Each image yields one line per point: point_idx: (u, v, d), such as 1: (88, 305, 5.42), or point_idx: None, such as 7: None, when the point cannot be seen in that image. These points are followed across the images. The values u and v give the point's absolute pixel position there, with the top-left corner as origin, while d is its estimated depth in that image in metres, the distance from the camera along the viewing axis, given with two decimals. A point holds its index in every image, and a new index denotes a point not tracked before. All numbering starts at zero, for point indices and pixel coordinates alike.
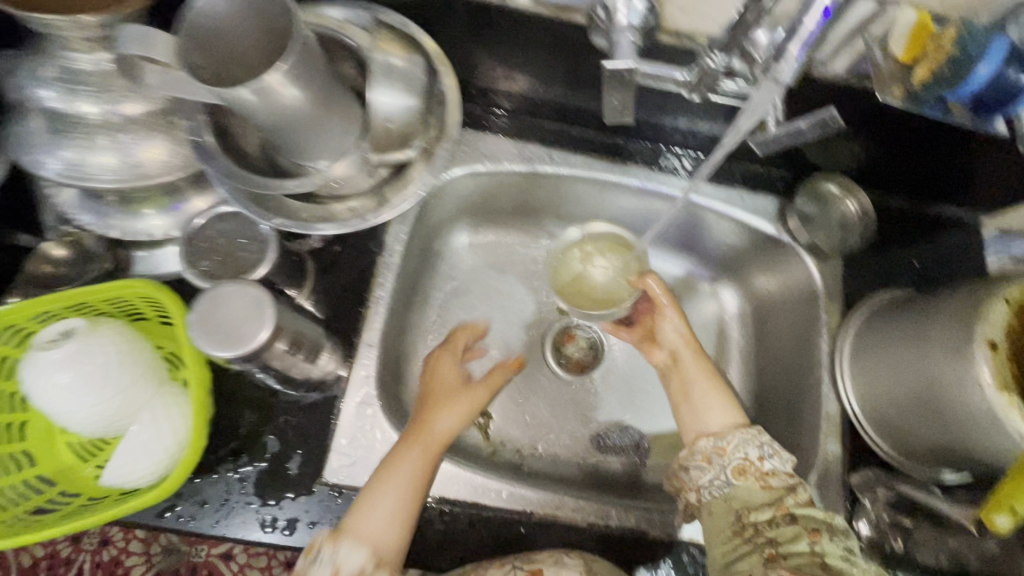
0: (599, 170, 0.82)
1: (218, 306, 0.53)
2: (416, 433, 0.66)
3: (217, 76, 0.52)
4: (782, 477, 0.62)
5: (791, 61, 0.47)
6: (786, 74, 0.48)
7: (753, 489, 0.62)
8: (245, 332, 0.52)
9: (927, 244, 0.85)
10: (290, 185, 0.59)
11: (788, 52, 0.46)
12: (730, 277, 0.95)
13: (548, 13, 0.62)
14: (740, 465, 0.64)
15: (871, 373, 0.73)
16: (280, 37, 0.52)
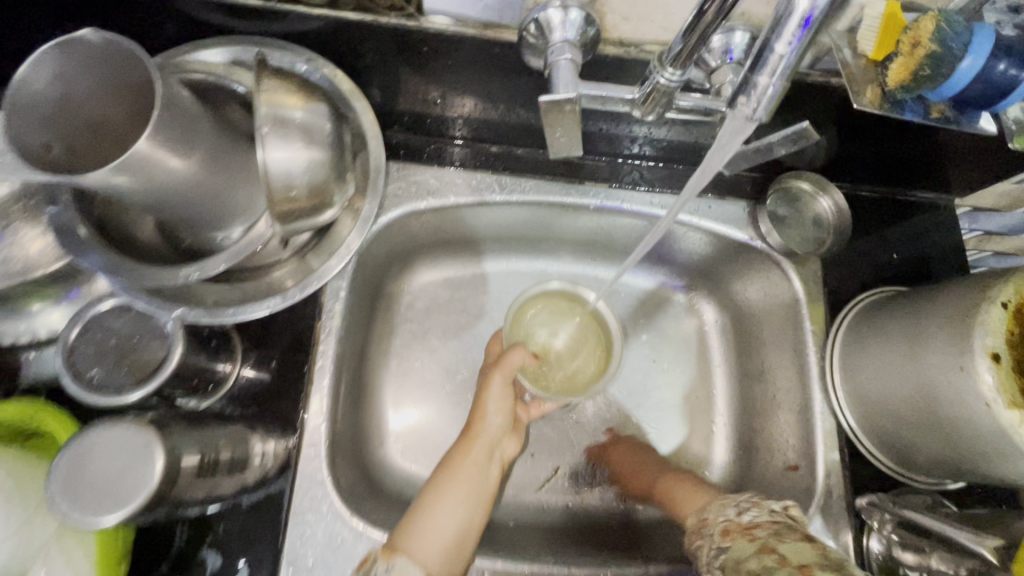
0: (553, 193, 0.75)
1: (88, 458, 0.45)
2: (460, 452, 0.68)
3: (75, 149, 0.47)
4: (766, 525, 0.54)
5: (763, 90, 0.40)
6: (761, 107, 0.42)
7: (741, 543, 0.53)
8: (126, 490, 0.44)
9: (906, 232, 0.81)
10: (185, 274, 0.50)
11: (756, 84, 0.40)
12: (704, 286, 0.89)
13: (474, 32, 0.54)
14: (725, 526, 0.57)
15: (862, 386, 0.68)
16: (140, 93, 0.47)
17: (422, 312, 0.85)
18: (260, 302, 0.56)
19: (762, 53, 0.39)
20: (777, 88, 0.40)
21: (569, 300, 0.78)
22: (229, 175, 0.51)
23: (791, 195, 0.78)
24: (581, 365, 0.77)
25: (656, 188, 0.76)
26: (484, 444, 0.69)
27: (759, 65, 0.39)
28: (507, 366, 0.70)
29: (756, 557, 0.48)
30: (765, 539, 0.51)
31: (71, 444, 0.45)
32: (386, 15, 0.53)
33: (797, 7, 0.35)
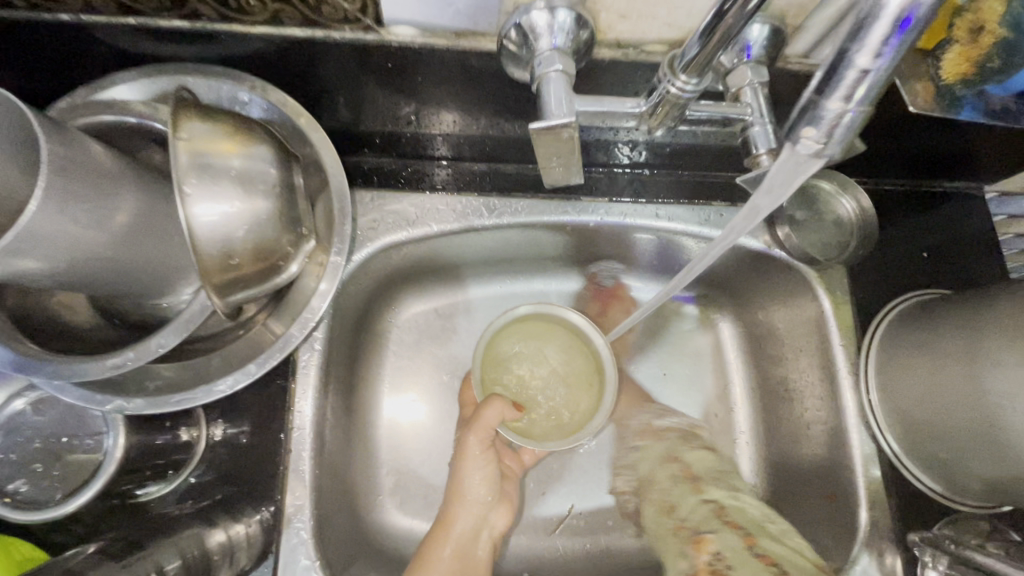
0: (547, 213, 0.67)
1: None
2: (442, 525, 0.66)
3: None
4: (676, 430, 0.76)
5: (829, 123, 0.33)
6: (835, 139, 0.34)
7: (652, 445, 0.76)
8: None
9: (937, 226, 0.73)
10: (114, 362, 0.43)
11: (825, 111, 0.33)
12: (718, 297, 0.82)
13: (444, 43, 0.46)
14: (643, 429, 0.77)
15: (903, 407, 0.62)
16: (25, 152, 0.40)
17: (411, 349, 0.77)
18: (202, 388, 0.48)
19: (835, 70, 0.31)
20: (855, 113, 0.32)
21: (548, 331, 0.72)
22: (154, 240, 0.44)
23: (810, 197, 0.72)
24: (572, 406, 0.71)
25: (660, 198, 0.68)
26: (467, 514, 0.67)
27: (829, 86, 0.31)
28: (482, 425, 0.65)
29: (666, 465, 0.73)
30: (673, 445, 0.74)
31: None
32: (338, 29, 0.45)
33: (890, 4, 0.27)
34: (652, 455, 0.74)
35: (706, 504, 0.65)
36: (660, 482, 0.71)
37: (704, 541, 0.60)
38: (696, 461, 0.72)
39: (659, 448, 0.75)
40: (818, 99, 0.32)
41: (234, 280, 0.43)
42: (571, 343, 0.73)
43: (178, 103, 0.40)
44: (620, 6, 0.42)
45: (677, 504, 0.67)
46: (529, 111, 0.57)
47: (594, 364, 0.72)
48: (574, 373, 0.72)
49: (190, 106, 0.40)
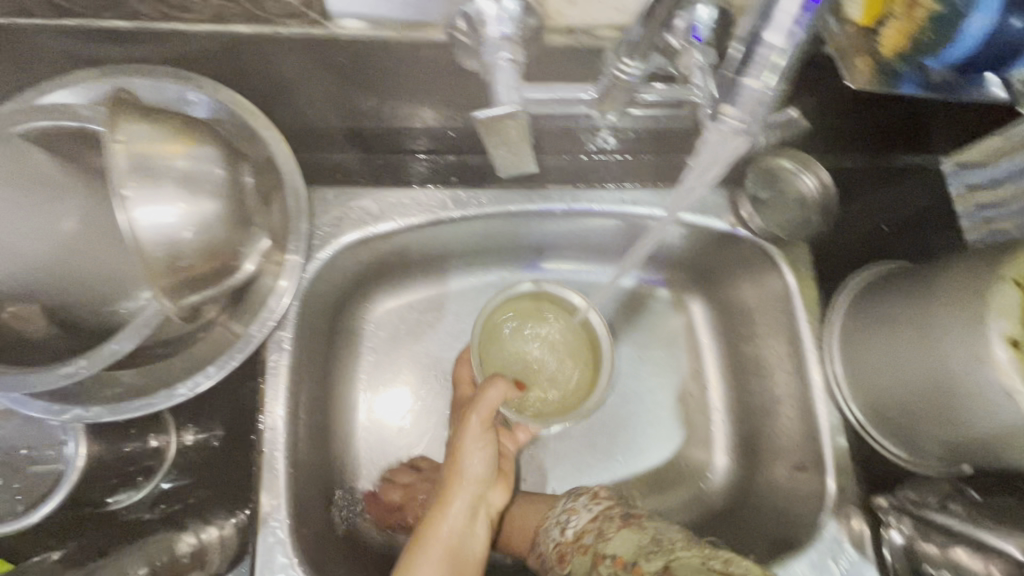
0: (514, 202, 0.68)
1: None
2: (440, 505, 0.64)
3: None
4: (592, 528, 0.65)
5: (749, 98, 0.36)
6: (749, 117, 0.36)
7: (579, 565, 0.62)
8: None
9: (896, 201, 0.75)
10: (67, 371, 0.41)
11: (743, 87, 0.35)
12: (689, 279, 0.83)
13: (394, 34, 0.46)
14: (559, 551, 0.65)
15: (867, 376, 0.64)
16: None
17: (386, 345, 0.77)
18: (165, 393, 0.47)
19: (753, 48, 0.34)
20: (771, 89, 0.35)
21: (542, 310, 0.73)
22: None
23: (770, 174, 0.72)
24: (568, 381, 0.72)
25: (624, 184, 0.69)
26: (466, 493, 0.65)
27: (748, 64, 0.34)
28: (484, 405, 0.64)
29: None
30: (592, 546, 0.62)
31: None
32: (286, 25, 0.44)
33: None
34: (582, 572, 0.62)
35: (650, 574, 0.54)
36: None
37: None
38: (615, 544, 0.61)
39: (586, 562, 0.62)
40: (737, 76, 0.35)
41: (189, 282, 0.43)
42: (562, 321, 0.73)
43: (110, 105, 0.39)
44: None
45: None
46: (487, 101, 0.56)
47: (588, 341, 0.73)
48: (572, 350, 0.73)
49: (126, 108, 0.40)
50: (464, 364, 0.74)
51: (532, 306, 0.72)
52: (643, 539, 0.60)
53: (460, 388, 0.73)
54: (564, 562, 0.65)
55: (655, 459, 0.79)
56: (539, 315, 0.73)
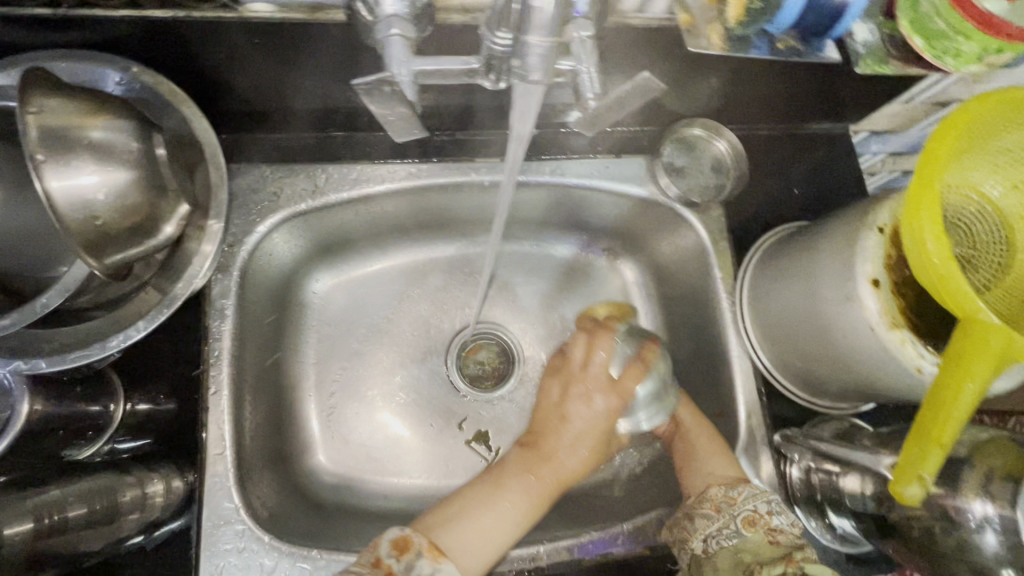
0: (444, 175, 0.72)
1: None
2: (544, 457, 0.65)
3: None
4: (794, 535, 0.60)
5: (535, 54, 0.41)
6: (538, 69, 0.42)
7: (761, 544, 0.59)
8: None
9: (806, 167, 0.80)
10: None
11: (530, 45, 0.41)
12: (623, 247, 0.88)
13: (302, 16, 0.50)
14: (751, 515, 0.61)
15: (771, 324, 0.69)
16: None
17: (333, 316, 0.81)
18: (97, 344, 0.49)
19: (529, 11, 0.39)
20: (547, 46, 0.41)
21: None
22: None
23: (688, 144, 0.78)
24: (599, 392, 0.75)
25: (545, 155, 0.76)
26: (568, 468, 0.66)
27: (527, 24, 0.40)
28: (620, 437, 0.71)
29: (782, 565, 0.56)
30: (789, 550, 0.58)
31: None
32: (198, 9, 0.48)
33: None
34: (757, 551, 0.59)
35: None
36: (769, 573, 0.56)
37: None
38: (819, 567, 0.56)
39: (770, 553, 0.58)
40: (523, 36, 0.41)
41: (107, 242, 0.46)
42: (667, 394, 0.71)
43: (20, 81, 0.42)
44: None
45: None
46: None
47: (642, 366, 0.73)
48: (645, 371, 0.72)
49: (33, 82, 0.43)
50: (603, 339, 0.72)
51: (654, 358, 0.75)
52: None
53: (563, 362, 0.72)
54: (753, 527, 0.60)
55: None
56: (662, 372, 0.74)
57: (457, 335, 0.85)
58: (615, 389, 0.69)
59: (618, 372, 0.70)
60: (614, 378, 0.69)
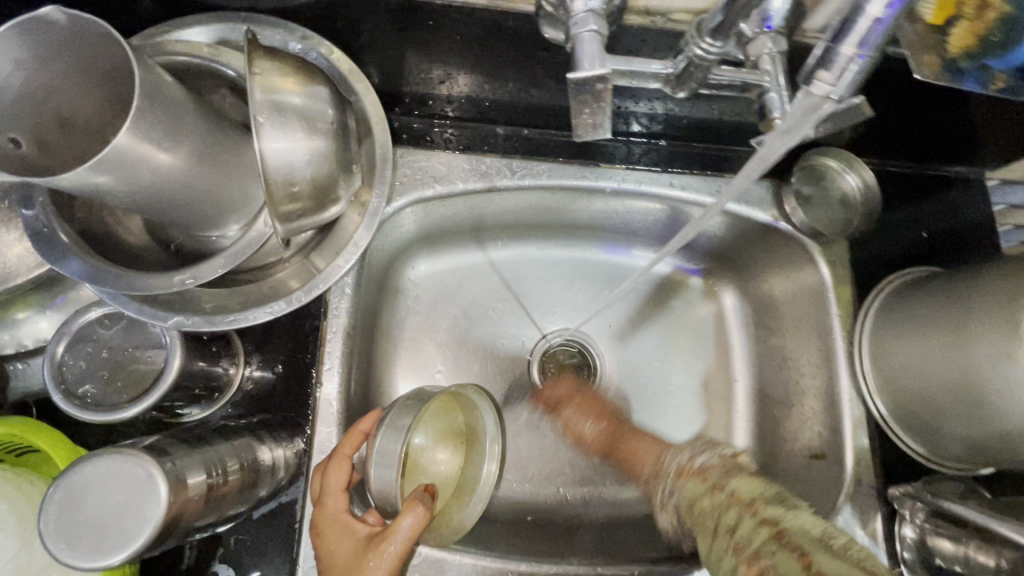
0: (569, 177, 0.70)
1: (87, 492, 0.39)
2: None
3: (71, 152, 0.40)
4: (716, 466, 0.67)
5: (846, 64, 0.37)
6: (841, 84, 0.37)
7: (692, 486, 0.67)
8: (128, 526, 0.39)
9: (940, 209, 0.76)
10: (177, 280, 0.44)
11: (839, 55, 0.36)
12: (723, 268, 0.86)
13: (485, 3, 0.50)
14: (679, 469, 0.70)
15: (891, 369, 0.66)
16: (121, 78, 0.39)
17: (427, 307, 0.81)
18: (254, 310, 0.49)
19: (850, 20, 0.35)
20: (864, 60, 0.36)
21: (450, 429, 0.67)
22: (222, 168, 0.45)
23: (817, 172, 0.75)
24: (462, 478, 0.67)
25: (674, 168, 0.72)
26: None
27: (843, 34, 0.36)
28: (394, 535, 0.50)
29: (707, 495, 0.63)
30: (714, 478, 0.65)
31: (64, 476, 0.40)
32: None
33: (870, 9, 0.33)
34: (697, 491, 0.65)
35: (760, 528, 0.54)
36: (706, 510, 0.62)
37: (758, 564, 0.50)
38: (739, 488, 0.62)
39: (702, 486, 0.65)
40: (833, 45, 0.36)
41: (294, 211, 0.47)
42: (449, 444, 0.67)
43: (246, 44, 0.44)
44: None
45: (731, 527, 0.57)
46: (562, 71, 0.60)
47: (465, 432, 0.68)
48: (452, 438, 0.67)
49: (256, 45, 0.44)
50: (362, 419, 0.56)
51: (450, 405, 0.67)
52: (767, 491, 0.61)
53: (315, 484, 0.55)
54: (683, 475, 0.69)
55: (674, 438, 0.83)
56: (456, 426, 0.68)
57: (544, 341, 0.84)
58: (322, 492, 0.54)
59: (323, 478, 0.54)
60: (320, 489, 0.54)
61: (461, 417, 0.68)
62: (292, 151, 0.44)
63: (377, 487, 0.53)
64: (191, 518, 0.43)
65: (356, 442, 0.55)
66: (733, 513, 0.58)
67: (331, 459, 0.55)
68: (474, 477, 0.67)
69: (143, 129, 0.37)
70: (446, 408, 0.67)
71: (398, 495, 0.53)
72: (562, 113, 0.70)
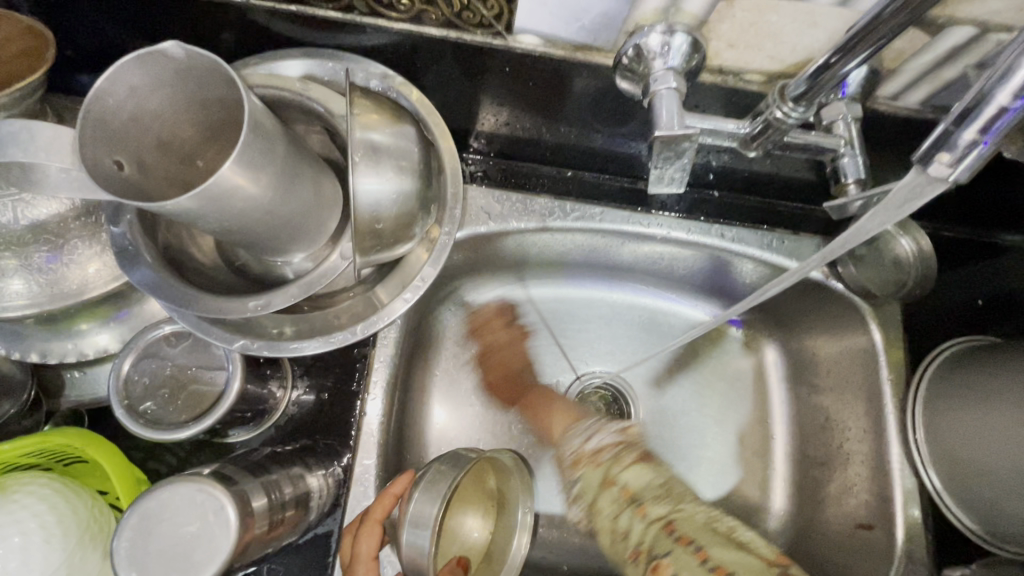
0: (620, 222, 0.70)
1: (161, 521, 0.41)
2: None
3: (170, 178, 0.43)
4: (609, 447, 0.71)
5: (968, 150, 0.35)
6: (963, 168, 0.36)
7: (592, 475, 0.70)
8: (198, 558, 0.40)
9: (995, 278, 0.74)
10: (252, 305, 0.46)
11: (958, 139, 0.35)
12: (765, 320, 0.85)
13: (563, 53, 0.51)
14: (575, 455, 0.72)
15: (952, 443, 0.63)
16: (220, 109, 0.42)
17: (464, 340, 0.81)
18: (319, 338, 0.51)
19: (973, 106, 0.34)
20: (988, 146, 0.35)
21: (480, 496, 0.65)
22: (302, 199, 0.46)
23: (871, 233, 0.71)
24: (493, 547, 0.64)
25: (724, 220, 0.72)
26: None
27: (967, 119, 0.34)
28: None
29: (604, 493, 0.67)
30: (608, 467, 0.69)
31: (138, 502, 0.41)
32: (471, 32, 0.50)
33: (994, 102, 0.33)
34: (592, 483, 0.69)
35: (652, 525, 0.63)
36: (603, 508, 0.67)
37: (659, 567, 0.60)
38: (634, 481, 0.67)
39: (599, 475, 0.69)
40: (954, 129, 0.35)
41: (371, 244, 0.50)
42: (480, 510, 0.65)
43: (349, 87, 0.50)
44: (731, 36, 0.46)
45: (629, 532, 0.64)
46: (624, 118, 0.61)
47: (494, 499, 0.66)
48: (482, 504, 0.65)
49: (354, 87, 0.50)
50: (395, 482, 0.54)
51: (483, 468, 0.65)
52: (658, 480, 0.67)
53: (345, 548, 0.54)
54: (581, 460, 0.71)
55: (704, 493, 0.80)
56: (487, 491, 0.66)
57: (579, 382, 0.83)
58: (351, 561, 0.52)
59: (353, 544, 0.52)
60: (350, 556, 0.52)
61: (491, 482, 0.66)
62: (381, 189, 0.48)
63: (409, 555, 0.50)
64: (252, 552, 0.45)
65: (382, 510, 0.53)
66: (625, 516, 0.65)
67: (360, 526, 0.53)
68: (503, 547, 0.64)
69: (241, 162, 0.38)
70: (477, 471, 0.65)
71: (429, 565, 0.50)
72: (616, 158, 0.70)
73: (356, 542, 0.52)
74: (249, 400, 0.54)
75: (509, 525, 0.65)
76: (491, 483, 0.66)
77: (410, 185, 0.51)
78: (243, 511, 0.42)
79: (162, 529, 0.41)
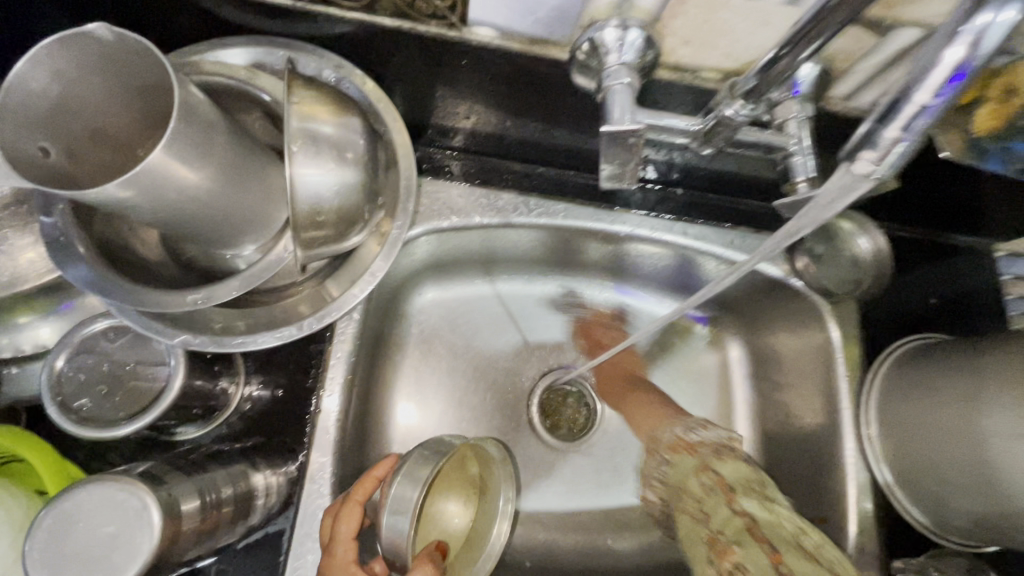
0: (585, 219, 0.70)
1: (75, 523, 0.39)
2: None
3: (103, 166, 0.42)
4: (709, 443, 0.65)
5: (893, 148, 0.36)
6: (885, 165, 0.37)
7: (680, 460, 0.65)
8: (115, 561, 0.39)
9: (949, 277, 0.76)
10: (191, 299, 0.45)
11: (882, 137, 0.36)
12: (730, 317, 0.86)
13: (519, 46, 0.51)
14: (674, 441, 0.67)
15: (900, 435, 0.64)
16: (156, 96, 0.40)
17: (430, 336, 0.80)
18: (266, 332, 0.50)
19: (897, 104, 0.35)
20: (910, 143, 0.36)
21: (462, 482, 0.65)
22: (246, 190, 0.45)
23: (828, 231, 0.71)
24: (474, 531, 0.64)
25: (687, 217, 0.72)
26: None
27: (889, 116, 0.36)
28: None
29: (696, 474, 0.62)
30: (706, 456, 0.63)
31: (55, 504, 0.40)
32: (425, 23, 0.50)
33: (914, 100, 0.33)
34: (682, 468, 0.64)
35: (737, 517, 0.56)
36: (691, 491, 0.61)
37: (729, 552, 0.53)
38: (729, 468, 0.61)
39: (689, 460, 0.64)
40: (879, 127, 0.36)
41: (319, 237, 0.48)
42: (461, 495, 0.64)
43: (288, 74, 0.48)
44: (684, 33, 0.46)
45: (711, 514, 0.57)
46: (586, 114, 0.61)
47: (477, 485, 0.66)
48: (466, 489, 0.65)
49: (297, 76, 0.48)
50: (378, 465, 0.54)
51: (467, 454, 0.64)
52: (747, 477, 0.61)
53: (323, 531, 0.52)
54: (678, 447, 0.66)
55: None
56: (468, 477, 0.65)
57: (546, 379, 0.83)
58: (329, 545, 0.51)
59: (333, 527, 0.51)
60: (328, 539, 0.51)
61: (473, 468, 0.66)
62: (323, 180, 0.47)
63: (388, 537, 0.50)
64: (188, 551, 0.43)
65: (366, 492, 0.52)
66: (712, 498, 0.58)
67: (341, 508, 0.52)
68: (484, 532, 0.64)
69: (174, 150, 0.37)
70: (461, 457, 0.64)
71: (409, 548, 0.49)
72: (581, 155, 0.70)
73: (335, 525, 0.51)
74: (196, 397, 0.53)
75: (490, 510, 0.65)
76: (473, 469, 0.65)
77: (361, 178, 0.50)
78: (166, 513, 0.41)
79: (78, 532, 0.39)
